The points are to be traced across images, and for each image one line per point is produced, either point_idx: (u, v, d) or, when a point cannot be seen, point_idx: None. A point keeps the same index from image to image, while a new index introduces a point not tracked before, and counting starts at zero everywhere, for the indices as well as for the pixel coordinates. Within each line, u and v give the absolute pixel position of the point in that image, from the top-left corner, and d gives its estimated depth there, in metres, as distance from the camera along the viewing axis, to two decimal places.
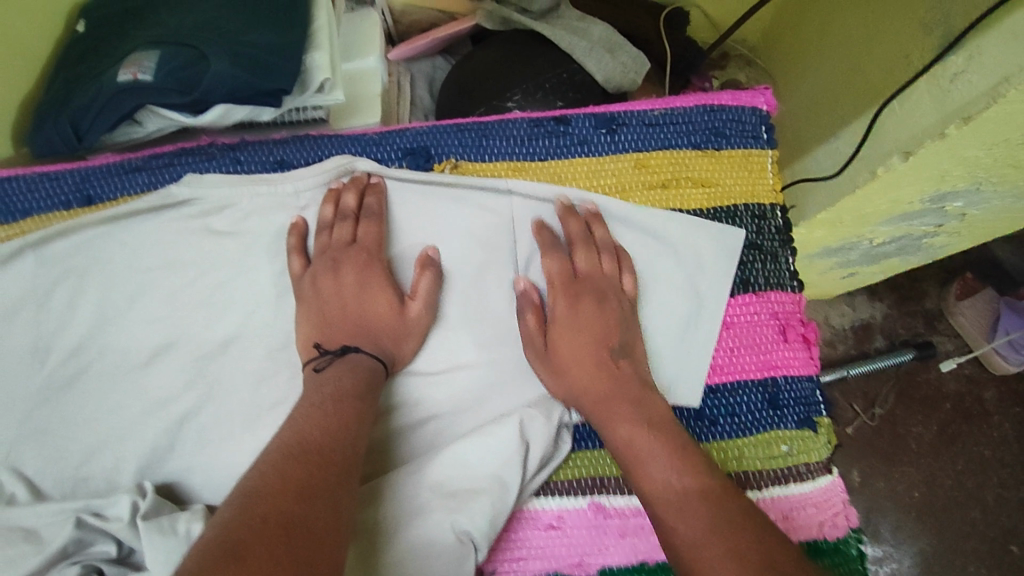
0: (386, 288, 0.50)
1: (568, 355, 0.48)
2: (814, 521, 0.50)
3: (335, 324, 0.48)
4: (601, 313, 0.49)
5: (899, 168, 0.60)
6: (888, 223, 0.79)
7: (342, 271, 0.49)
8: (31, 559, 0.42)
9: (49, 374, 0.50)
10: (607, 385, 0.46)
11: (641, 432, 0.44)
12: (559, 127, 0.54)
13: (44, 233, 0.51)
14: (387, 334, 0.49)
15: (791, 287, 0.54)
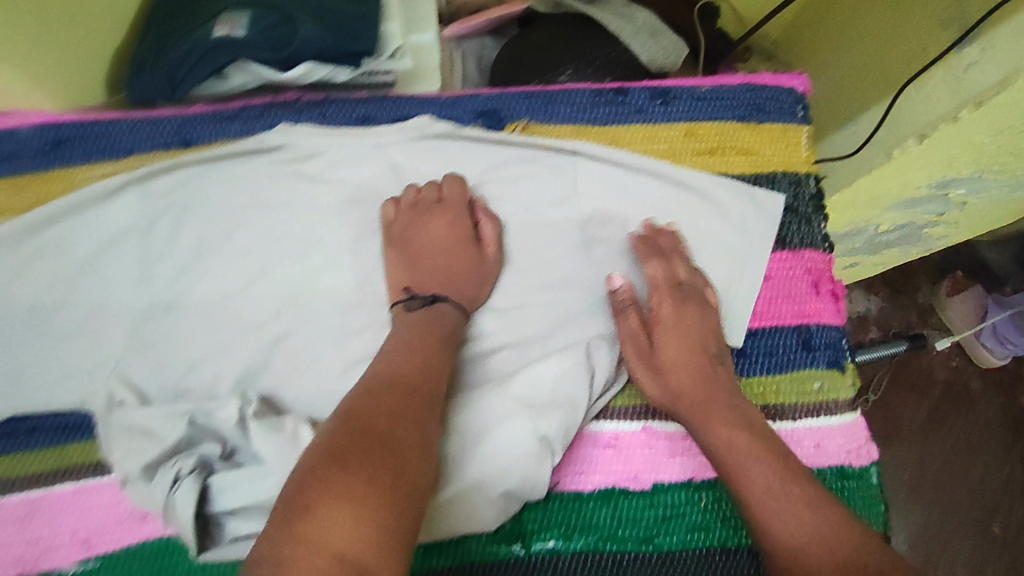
0: (465, 238, 0.55)
1: (670, 358, 0.54)
2: (842, 449, 0.55)
3: (422, 264, 0.54)
4: (694, 322, 0.55)
5: (913, 150, 0.68)
6: (895, 209, 0.85)
7: (429, 225, 0.55)
8: (151, 451, 0.48)
9: (153, 297, 0.54)
10: (713, 391, 0.52)
11: (741, 435, 0.49)
12: (617, 97, 0.60)
13: (152, 169, 0.55)
14: (461, 271, 0.54)
15: (822, 248, 0.59)
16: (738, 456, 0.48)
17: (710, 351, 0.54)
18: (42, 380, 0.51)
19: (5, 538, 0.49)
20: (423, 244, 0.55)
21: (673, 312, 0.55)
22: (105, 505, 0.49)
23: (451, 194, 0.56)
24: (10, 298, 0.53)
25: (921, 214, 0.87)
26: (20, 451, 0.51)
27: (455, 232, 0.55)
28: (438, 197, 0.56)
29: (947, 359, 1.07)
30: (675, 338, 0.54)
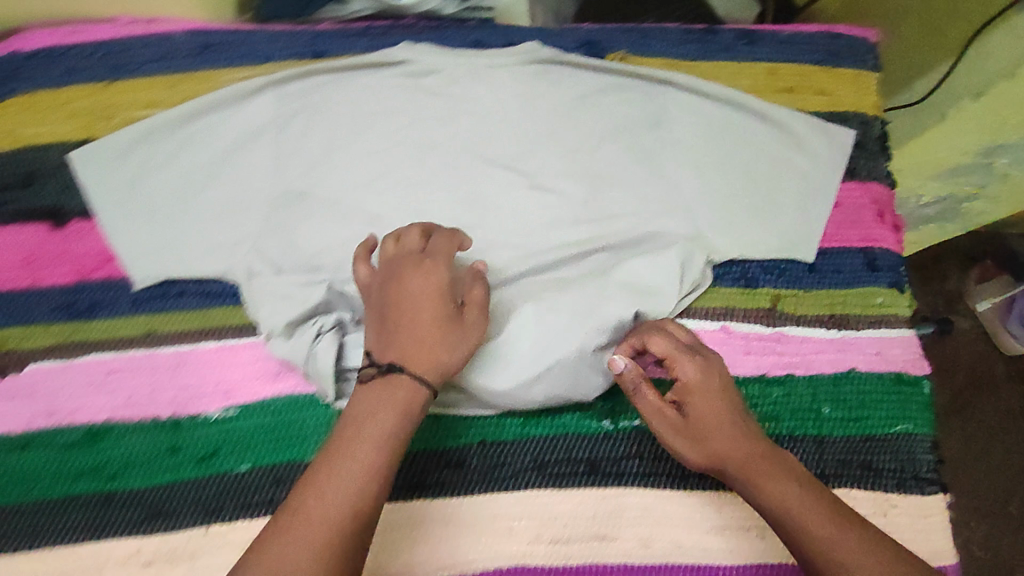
0: (442, 294, 0.48)
1: (707, 418, 0.50)
2: (900, 360, 0.61)
3: (402, 327, 0.47)
4: (718, 375, 0.51)
5: (970, 108, 0.71)
6: (936, 177, 0.80)
7: (414, 290, 0.48)
8: (297, 309, 0.55)
9: (281, 189, 0.59)
10: (757, 453, 0.48)
11: (793, 492, 0.46)
12: (706, 36, 0.66)
13: (288, 74, 0.61)
14: (442, 334, 0.46)
15: (887, 182, 0.65)
16: (798, 521, 0.45)
17: (738, 411, 0.50)
18: (189, 254, 0.58)
19: (159, 384, 0.56)
20: (411, 310, 0.47)
21: (699, 372, 0.51)
22: (246, 363, 0.56)
23: (430, 278, 0.48)
24: (164, 179, 0.59)
25: (967, 185, 0.80)
26: (171, 310, 0.57)
27: (436, 293, 0.48)
28: (416, 266, 0.48)
29: (972, 344, 1.06)
30: (705, 402, 0.50)
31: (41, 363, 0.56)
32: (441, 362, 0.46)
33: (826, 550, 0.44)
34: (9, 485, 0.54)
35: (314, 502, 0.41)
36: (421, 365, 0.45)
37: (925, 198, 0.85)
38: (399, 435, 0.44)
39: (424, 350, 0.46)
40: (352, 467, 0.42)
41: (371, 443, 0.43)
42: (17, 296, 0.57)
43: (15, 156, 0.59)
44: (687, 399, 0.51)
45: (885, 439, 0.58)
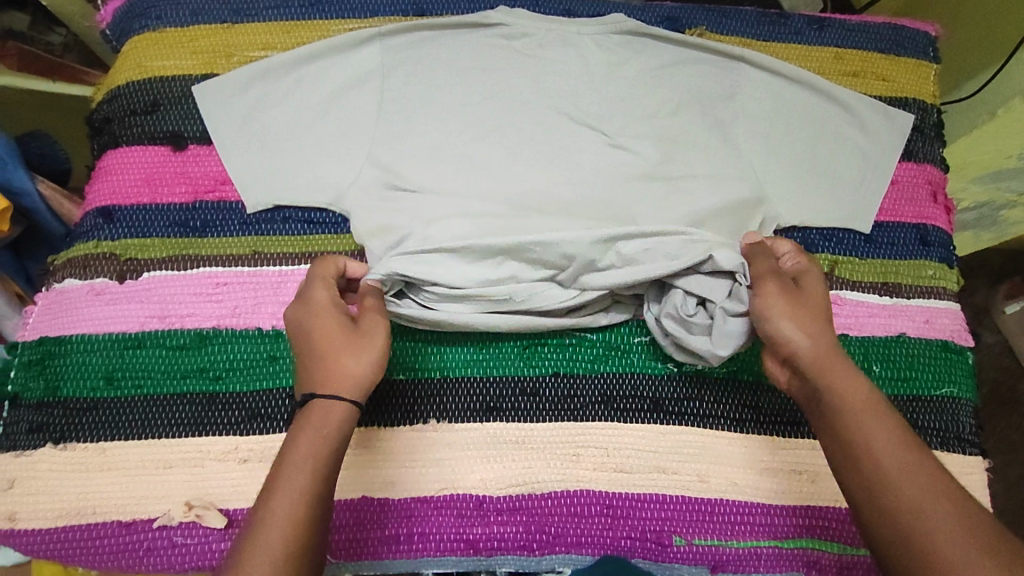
0: (335, 307, 0.53)
1: (794, 323, 0.52)
2: (947, 329, 0.64)
3: (308, 366, 0.50)
4: (818, 301, 0.54)
5: (1018, 110, 0.72)
6: (980, 181, 0.85)
7: (297, 319, 0.52)
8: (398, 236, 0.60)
9: (381, 130, 0.64)
10: (839, 353, 0.51)
11: (858, 403, 0.48)
12: (781, 19, 0.71)
13: (396, 27, 0.66)
14: (333, 344, 0.51)
15: (941, 167, 0.69)
16: (857, 403, 0.48)
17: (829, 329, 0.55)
18: (297, 184, 0.63)
19: (263, 298, 0.61)
20: (312, 348, 0.51)
21: (813, 281, 0.56)
22: None
23: (318, 302, 0.53)
24: (276, 113, 0.64)
25: (1006, 192, 0.85)
26: (275, 234, 0.63)
27: (335, 309, 0.53)
28: (301, 303, 0.53)
29: (997, 358, 1.09)
30: (815, 298, 0.55)
31: (157, 272, 0.61)
32: (345, 372, 0.50)
33: (869, 436, 0.46)
34: (123, 378, 0.58)
35: (275, 487, 0.44)
36: (324, 370, 0.50)
37: (963, 204, 0.91)
38: (333, 419, 0.48)
39: (323, 367, 0.50)
40: (295, 462, 0.45)
41: (313, 434, 0.46)
42: (138, 209, 0.62)
43: (145, 85, 0.65)
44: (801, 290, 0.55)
45: (931, 399, 0.62)
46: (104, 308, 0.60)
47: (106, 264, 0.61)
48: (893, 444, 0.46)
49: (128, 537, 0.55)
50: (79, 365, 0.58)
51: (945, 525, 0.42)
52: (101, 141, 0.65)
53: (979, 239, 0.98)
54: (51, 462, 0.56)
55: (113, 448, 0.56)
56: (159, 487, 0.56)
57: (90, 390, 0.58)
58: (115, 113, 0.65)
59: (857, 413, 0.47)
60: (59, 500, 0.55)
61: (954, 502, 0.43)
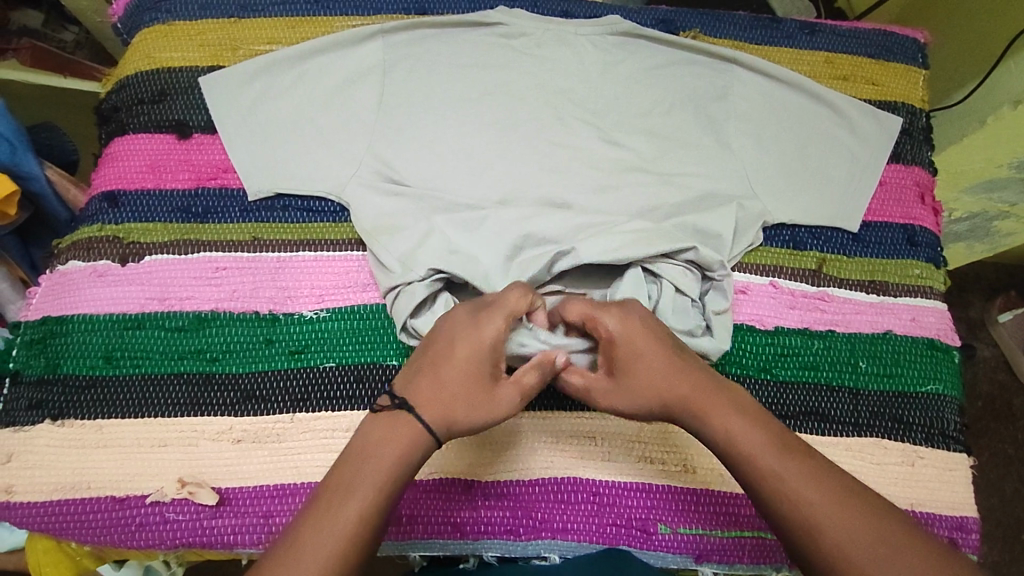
0: (493, 353, 0.50)
1: (658, 378, 0.50)
2: (934, 327, 0.65)
3: (431, 374, 0.50)
4: (642, 327, 0.52)
5: (1007, 118, 0.73)
6: (972, 190, 0.86)
7: (461, 335, 0.50)
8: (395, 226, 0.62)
9: (380, 124, 0.66)
10: (696, 388, 0.49)
11: (752, 431, 0.46)
12: (773, 24, 0.73)
13: (397, 24, 0.68)
14: (467, 385, 0.49)
15: (929, 169, 0.71)
16: (744, 449, 0.46)
17: (673, 358, 0.50)
18: (298, 174, 0.64)
19: (261, 283, 0.62)
20: (440, 367, 0.50)
21: (619, 322, 0.52)
22: (339, 273, 0.63)
23: (484, 336, 0.50)
24: (280, 105, 0.66)
25: (998, 202, 0.86)
26: (275, 221, 0.64)
27: (490, 348, 0.50)
28: (470, 326, 0.51)
29: (993, 371, 1.09)
30: (636, 355, 0.51)
31: (158, 255, 0.62)
32: (454, 410, 0.48)
33: (764, 463, 0.45)
34: (121, 358, 0.59)
35: (341, 499, 0.44)
36: (444, 405, 0.48)
37: (956, 213, 0.92)
38: (417, 445, 0.47)
39: (442, 395, 0.48)
40: (370, 469, 0.45)
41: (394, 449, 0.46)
42: (143, 195, 0.64)
43: (154, 75, 0.67)
44: (614, 355, 0.51)
45: (916, 396, 0.63)
46: (106, 290, 0.61)
47: (109, 247, 0.62)
48: (788, 471, 0.44)
49: (121, 513, 0.55)
50: (79, 344, 0.60)
51: (860, 541, 0.41)
52: (109, 129, 0.67)
53: (973, 249, 0.99)
54: (49, 438, 0.57)
55: (110, 425, 0.57)
56: (154, 465, 0.57)
57: (90, 369, 0.59)
58: (124, 102, 0.67)
59: (743, 447, 0.46)
60: (56, 474, 0.56)
61: (871, 513, 0.42)
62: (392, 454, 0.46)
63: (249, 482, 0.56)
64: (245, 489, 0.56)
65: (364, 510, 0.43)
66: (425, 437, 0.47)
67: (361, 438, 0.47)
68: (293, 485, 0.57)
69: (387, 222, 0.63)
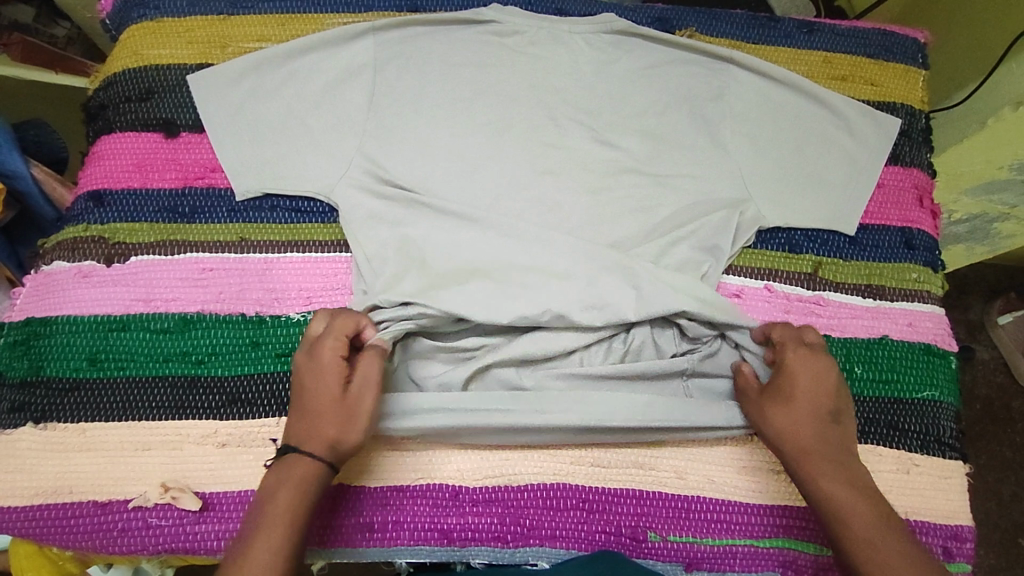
0: (338, 372, 0.52)
1: (796, 418, 0.53)
2: (931, 332, 0.64)
3: (298, 413, 0.52)
4: (822, 375, 0.54)
5: (1009, 119, 0.72)
6: (972, 192, 0.85)
7: (304, 370, 0.53)
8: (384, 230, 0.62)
9: (369, 124, 0.65)
10: (821, 442, 0.52)
11: (852, 497, 0.51)
12: (770, 22, 0.72)
13: (389, 22, 0.67)
14: (328, 408, 0.51)
15: (927, 171, 0.70)
16: (829, 485, 0.51)
17: (831, 406, 0.54)
18: (287, 174, 0.63)
19: (248, 284, 0.61)
20: (305, 406, 0.52)
21: (802, 361, 0.55)
22: (328, 275, 0.62)
23: (322, 361, 0.52)
24: (269, 104, 0.65)
25: (998, 205, 0.85)
26: (263, 221, 0.63)
27: (332, 369, 0.52)
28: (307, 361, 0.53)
29: (992, 374, 1.08)
30: (796, 386, 0.54)
31: (144, 256, 0.61)
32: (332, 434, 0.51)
33: (852, 522, 0.50)
34: (106, 360, 0.58)
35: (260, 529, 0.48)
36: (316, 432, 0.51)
37: (956, 215, 0.91)
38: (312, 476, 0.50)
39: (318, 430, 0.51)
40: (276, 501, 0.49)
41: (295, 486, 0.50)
42: (129, 194, 0.63)
43: (141, 73, 0.66)
44: (775, 382, 0.55)
45: (911, 402, 0.62)
46: (90, 291, 0.60)
47: (94, 247, 0.61)
48: (861, 509, 0.50)
49: (104, 517, 0.55)
50: (62, 347, 0.59)
51: None
52: (95, 127, 0.66)
53: (972, 251, 0.98)
54: (31, 441, 0.57)
55: (93, 429, 0.57)
56: (137, 469, 0.56)
57: (74, 371, 0.58)
58: (110, 100, 0.66)
59: (829, 491, 0.51)
60: (38, 478, 0.56)
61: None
62: (299, 488, 0.50)
63: (233, 487, 0.56)
64: (229, 494, 0.56)
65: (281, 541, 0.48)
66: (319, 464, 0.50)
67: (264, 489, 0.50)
68: None
69: (378, 225, 0.62)
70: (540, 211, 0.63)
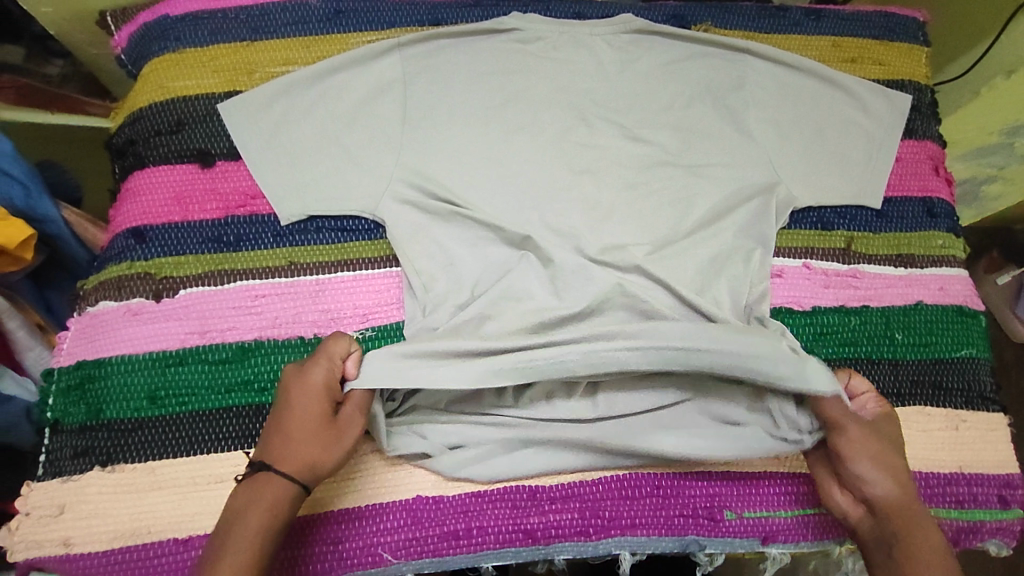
0: (325, 395, 0.52)
1: (875, 466, 0.54)
2: (961, 295, 0.67)
3: (275, 433, 0.51)
4: (892, 429, 0.56)
5: (999, 87, 0.82)
6: (963, 158, 0.93)
7: (289, 387, 0.52)
8: (426, 244, 0.63)
9: (405, 137, 0.65)
10: (904, 492, 0.53)
11: (935, 549, 0.51)
12: (779, 12, 0.75)
13: (413, 37, 0.68)
14: (313, 427, 0.51)
15: (939, 143, 0.73)
16: (911, 534, 0.52)
17: (900, 459, 0.55)
18: (328, 194, 0.63)
19: (302, 307, 0.61)
20: (285, 421, 0.51)
21: (880, 416, 0.57)
22: (381, 290, 0.63)
23: (313, 381, 0.52)
24: (303, 128, 0.65)
25: (988, 167, 0.93)
26: (309, 243, 0.63)
27: (323, 390, 0.52)
28: (297, 379, 0.52)
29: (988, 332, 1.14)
30: (879, 430, 0.56)
31: (194, 288, 0.61)
32: (313, 457, 0.50)
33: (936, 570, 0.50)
34: (167, 397, 0.58)
35: (233, 541, 0.47)
36: (298, 451, 0.50)
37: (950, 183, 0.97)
38: (288, 496, 0.49)
39: (294, 447, 0.50)
40: (254, 513, 0.48)
41: (268, 501, 0.49)
42: (170, 227, 0.62)
43: (169, 105, 0.66)
44: (864, 426, 0.56)
45: (951, 361, 0.64)
46: (144, 328, 0.59)
47: (141, 284, 0.60)
48: (941, 561, 0.51)
49: (185, 555, 0.54)
50: (121, 387, 0.58)
51: None
52: (126, 163, 0.65)
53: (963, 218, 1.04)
54: (99, 486, 0.55)
55: (163, 466, 0.56)
56: (212, 503, 0.55)
57: (135, 411, 0.57)
58: (139, 134, 0.66)
59: (915, 542, 0.52)
60: (108, 523, 0.54)
61: None
62: (280, 506, 0.49)
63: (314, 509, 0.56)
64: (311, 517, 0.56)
65: (255, 555, 0.46)
66: (292, 484, 0.49)
67: (232, 503, 0.49)
68: (353, 512, 0.56)
69: (423, 240, 0.63)
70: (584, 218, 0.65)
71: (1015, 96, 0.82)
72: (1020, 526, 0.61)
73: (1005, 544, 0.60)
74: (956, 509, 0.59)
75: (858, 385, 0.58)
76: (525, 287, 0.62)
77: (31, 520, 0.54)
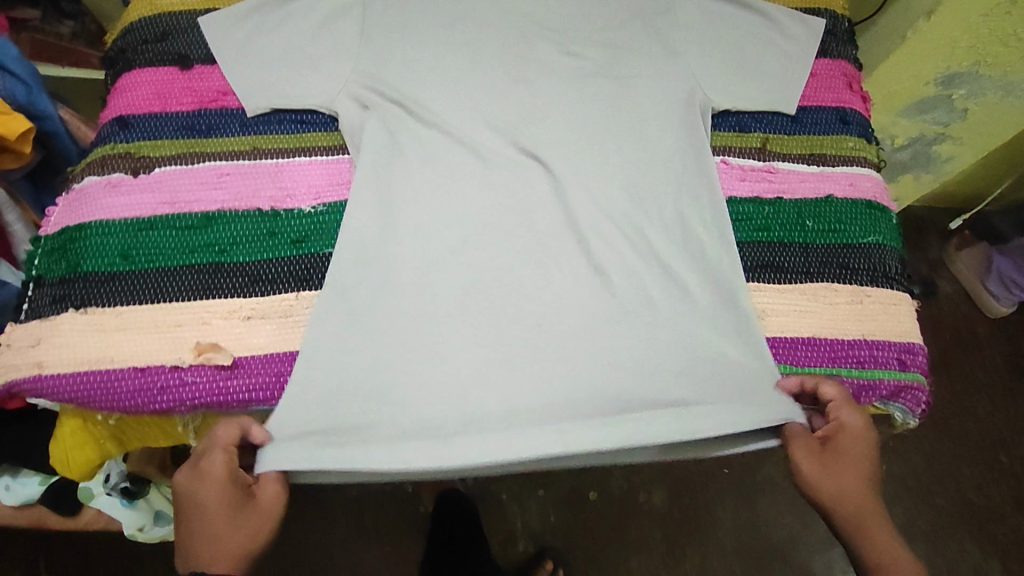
0: (231, 477, 0.56)
1: (856, 483, 0.59)
2: (870, 192, 0.73)
3: (187, 543, 0.54)
4: (873, 435, 0.61)
5: (922, 29, 0.85)
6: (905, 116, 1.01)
7: (194, 497, 0.55)
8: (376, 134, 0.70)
9: (359, 47, 0.73)
10: (883, 499, 0.60)
11: None
12: None
13: None
14: (230, 522, 0.55)
15: (854, 65, 0.80)
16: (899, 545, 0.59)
17: (876, 465, 0.61)
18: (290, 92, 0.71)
19: (261, 185, 0.68)
20: (199, 508, 0.55)
21: (851, 429, 0.61)
22: (333, 173, 0.70)
23: (217, 471, 0.56)
24: (270, 37, 0.73)
25: (934, 124, 1.02)
26: (272, 133, 0.71)
27: (227, 474, 0.56)
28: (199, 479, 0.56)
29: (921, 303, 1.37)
30: (855, 444, 0.60)
31: (167, 166, 0.68)
32: (237, 550, 0.54)
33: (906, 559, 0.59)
34: (137, 254, 0.65)
35: None
36: (217, 548, 0.54)
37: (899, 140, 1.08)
38: None
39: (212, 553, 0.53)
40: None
41: None
42: (150, 117, 0.70)
43: (156, 19, 0.75)
44: (838, 441, 0.60)
45: (858, 246, 0.70)
46: (120, 198, 0.67)
47: (121, 162, 0.68)
48: None
49: (143, 380, 0.60)
50: (96, 245, 0.65)
51: None
52: (116, 69, 0.74)
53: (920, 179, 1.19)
54: (71, 322, 0.62)
55: (128, 309, 0.62)
56: (171, 340, 0.62)
57: (108, 265, 0.64)
58: (128, 45, 0.74)
59: (897, 552, 0.58)
60: (77, 353, 0.61)
61: None
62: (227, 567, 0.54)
63: (260, 350, 0.63)
64: (257, 355, 0.62)
65: None
66: (233, 550, 0.54)
67: None
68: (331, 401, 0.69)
69: (369, 133, 0.70)
70: (499, 237, 0.68)
71: (941, 37, 0.85)
72: (921, 391, 0.67)
73: (907, 409, 0.67)
74: (856, 369, 0.66)
75: (829, 393, 0.62)
76: (465, 176, 0.70)
77: (11, 350, 0.61)
